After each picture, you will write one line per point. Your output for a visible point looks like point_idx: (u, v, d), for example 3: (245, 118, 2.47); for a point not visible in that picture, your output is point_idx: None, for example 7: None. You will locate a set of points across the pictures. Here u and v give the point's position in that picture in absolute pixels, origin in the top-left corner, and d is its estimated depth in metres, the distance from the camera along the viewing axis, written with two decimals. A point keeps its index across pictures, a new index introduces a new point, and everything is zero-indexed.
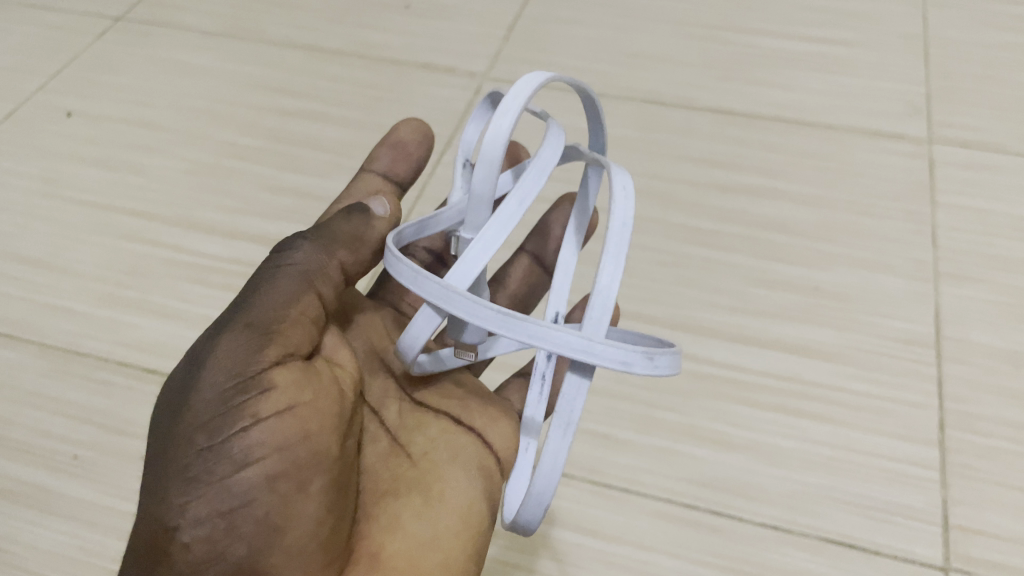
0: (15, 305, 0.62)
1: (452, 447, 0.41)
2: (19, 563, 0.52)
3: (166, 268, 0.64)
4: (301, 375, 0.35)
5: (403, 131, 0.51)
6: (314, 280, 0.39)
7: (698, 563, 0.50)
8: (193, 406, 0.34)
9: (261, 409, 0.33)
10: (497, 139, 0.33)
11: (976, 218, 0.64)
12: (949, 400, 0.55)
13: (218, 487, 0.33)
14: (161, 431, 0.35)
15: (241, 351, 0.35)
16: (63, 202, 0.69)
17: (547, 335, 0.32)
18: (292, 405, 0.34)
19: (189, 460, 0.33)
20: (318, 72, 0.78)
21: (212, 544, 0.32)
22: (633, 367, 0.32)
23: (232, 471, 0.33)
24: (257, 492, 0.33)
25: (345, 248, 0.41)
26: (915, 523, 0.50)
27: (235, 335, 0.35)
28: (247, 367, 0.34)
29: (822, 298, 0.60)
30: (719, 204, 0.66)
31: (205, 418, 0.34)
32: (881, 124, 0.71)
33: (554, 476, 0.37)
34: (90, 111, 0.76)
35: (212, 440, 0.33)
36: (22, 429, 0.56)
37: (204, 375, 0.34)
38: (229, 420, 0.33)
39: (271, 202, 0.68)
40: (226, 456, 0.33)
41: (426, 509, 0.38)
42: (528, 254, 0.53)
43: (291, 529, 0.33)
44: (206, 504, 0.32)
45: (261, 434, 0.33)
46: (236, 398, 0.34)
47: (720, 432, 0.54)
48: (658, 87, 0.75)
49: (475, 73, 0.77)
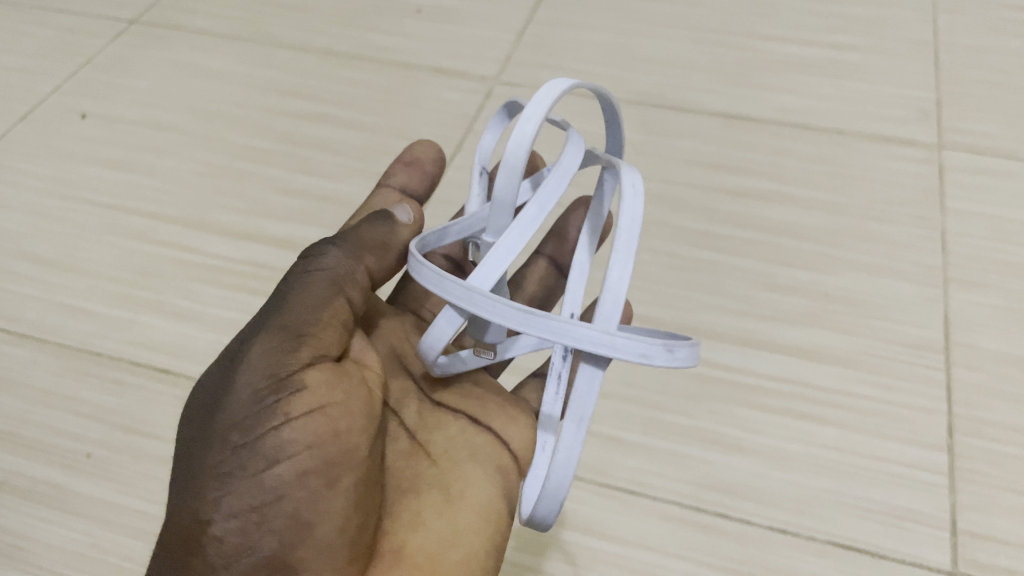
0: (28, 304, 0.63)
1: (471, 445, 0.41)
2: (32, 561, 0.53)
3: (179, 269, 0.64)
4: (332, 376, 0.36)
5: (419, 150, 0.53)
6: (343, 285, 0.39)
7: (706, 566, 0.50)
8: (228, 405, 0.35)
9: (292, 409, 0.34)
10: (519, 145, 0.34)
11: (985, 224, 0.64)
12: (958, 405, 0.55)
13: (251, 482, 0.33)
14: (195, 428, 0.35)
15: (274, 352, 0.35)
16: (76, 203, 0.70)
17: (564, 329, 0.32)
18: (323, 406, 0.35)
19: (223, 456, 0.34)
20: (329, 75, 0.79)
21: (244, 537, 0.33)
22: (653, 359, 0.33)
23: (265, 467, 0.33)
24: (288, 488, 0.33)
25: (373, 253, 0.41)
26: (923, 528, 0.50)
27: (269, 338, 0.36)
28: (280, 368, 0.35)
29: (831, 303, 0.60)
30: (729, 209, 0.66)
31: (239, 417, 0.34)
32: (890, 130, 0.71)
33: (568, 471, 0.37)
34: (104, 112, 0.77)
35: (246, 437, 0.34)
36: (35, 427, 0.57)
37: (240, 376, 0.35)
38: (262, 419, 0.34)
39: (283, 204, 0.68)
40: (258, 453, 0.34)
41: (447, 507, 0.38)
42: (545, 258, 0.53)
43: (319, 525, 0.34)
44: (239, 499, 0.33)
45: (293, 433, 0.34)
46: (268, 398, 0.34)
47: (728, 435, 0.54)
48: (668, 92, 0.75)
49: (485, 76, 0.78)
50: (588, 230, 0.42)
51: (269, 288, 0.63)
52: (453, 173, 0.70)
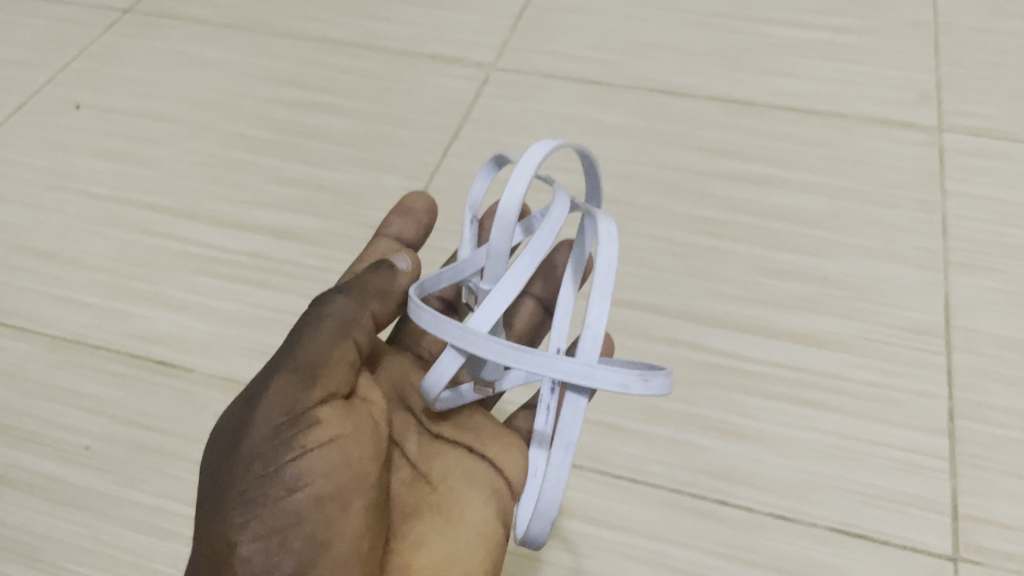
0: (25, 296, 0.63)
1: (469, 471, 0.42)
2: (29, 553, 0.52)
3: (176, 260, 0.64)
4: (343, 413, 0.38)
5: (414, 201, 0.53)
6: (352, 327, 0.41)
7: (707, 552, 0.50)
8: (249, 437, 0.36)
9: (309, 441, 0.36)
10: (510, 204, 0.36)
11: (986, 207, 0.64)
12: (959, 389, 0.55)
13: (273, 508, 0.35)
14: (215, 460, 0.37)
15: (289, 388, 0.37)
16: (72, 195, 0.69)
17: (549, 362, 0.34)
18: (336, 438, 0.37)
19: (245, 486, 0.35)
20: (325, 63, 0.78)
21: (267, 560, 0.34)
22: (630, 389, 0.34)
23: (285, 494, 0.35)
24: (307, 512, 0.35)
25: (377, 299, 0.43)
26: (923, 513, 0.50)
27: (285, 376, 0.38)
28: (297, 405, 0.37)
29: (831, 288, 0.60)
30: (727, 194, 0.66)
31: (259, 449, 0.36)
32: (889, 112, 0.71)
33: (557, 495, 0.39)
34: (100, 103, 0.77)
35: (265, 467, 0.35)
36: (33, 419, 0.57)
37: (258, 412, 0.37)
38: (281, 450, 0.36)
39: (280, 193, 0.68)
40: (278, 481, 0.35)
41: (448, 528, 0.39)
42: (535, 297, 0.52)
43: (336, 546, 0.35)
44: (261, 525, 0.35)
45: (310, 462, 0.36)
46: (286, 431, 0.36)
47: (729, 422, 0.54)
48: (666, 77, 0.75)
49: (481, 63, 0.77)
50: (572, 270, 0.42)
51: (267, 279, 0.63)
52: (451, 162, 0.70)
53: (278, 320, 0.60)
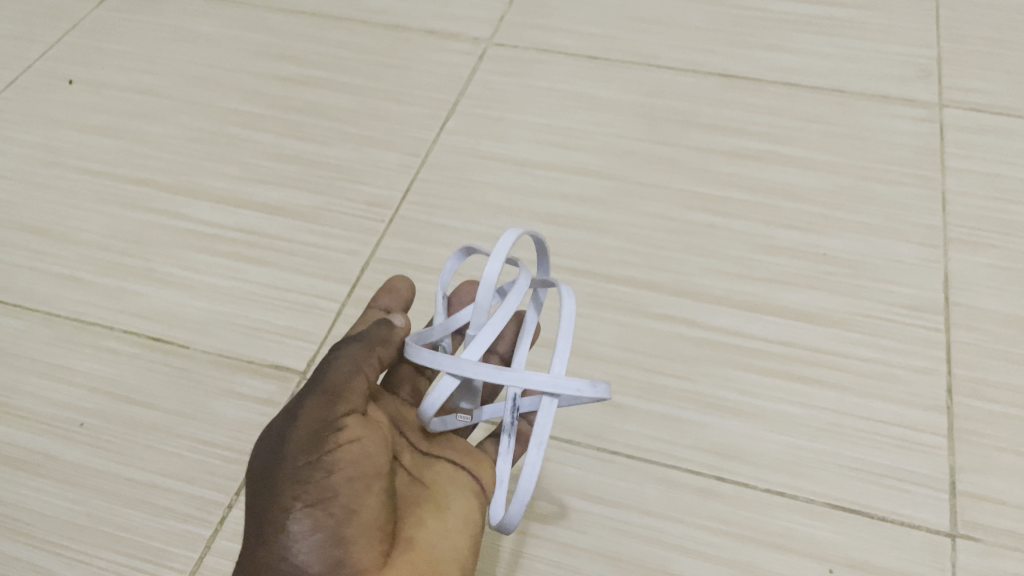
0: (19, 274, 0.62)
1: (453, 477, 0.43)
2: (19, 527, 0.51)
3: (171, 237, 0.64)
4: (366, 423, 0.39)
5: (398, 280, 0.52)
6: (368, 362, 0.42)
7: (703, 528, 0.49)
8: (292, 437, 0.37)
9: (342, 438, 0.37)
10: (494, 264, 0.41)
11: (986, 183, 0.63)
12: (957, 366, 0.54)
13: (315, 487, 0.36)
14: (260, 459, 0.38)
15: (321, 403, 0.38)
16: (66, 171, 0.69)
17: (520, 377, 0.38)
18: (362, 439, 0.38)
19: (289, 472, 0.36)
20: (321, 39, 0.78)
21: (316, 528, 0.35)
22: (583, 393, 0.39)
23: (324, 477, 0.36)
24: (344, 491, 0.36)
25: (383, 345, 0.43)
26: (921, 489, 0.50)
27: (319, 394, 0.39)
28: (331, 413, 0.38)
29: (830, 264, 0.60)
30: (725, 170, 0.66)
31: (302, 444, 0.37)
32: (889, 87, 0.70)
33: (527, 492, 0.40)
34: (92, 78, 0.76)
35: (306, 453, 0.37)
36: (25, 395, 0.56)
37: (297, 417, 0.38)
38: (321, 444, 0.37)
39: (276, 170, 0.68)
40: (319, 468, 0.36)
41: (441, 517, 0.40)
42: (498, 357, 0.50)
43: (366, 518, 0.36)
44: (306, 499, 0.36)
45: (347, 453, 0.37)
46: (324, 430, 0.37)
47: (725, 398, 0.54)
48: (664, 52, 0.75)
49: (478, 38, 0.77)
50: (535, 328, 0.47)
51: (263, 257, 0.62)
52: (447, 139, 0.69)
53: (273, 298, 0.60)
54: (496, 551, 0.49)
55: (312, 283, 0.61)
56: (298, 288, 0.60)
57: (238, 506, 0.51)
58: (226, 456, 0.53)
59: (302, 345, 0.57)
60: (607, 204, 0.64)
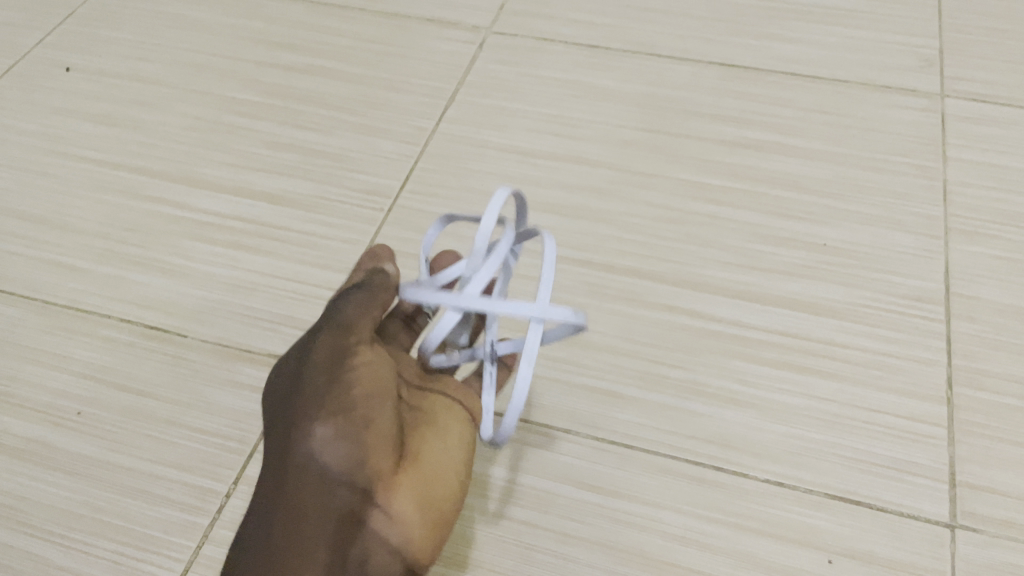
0: (16, 262, 0.62)
1: (457, 397, 0.46)
2: (15, 516, 0.51)
3: (169, 225, 0.63)
4: (374, 352, 0.44)
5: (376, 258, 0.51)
6: (377, 296, 0.47)
7: (702, 518, 0.49)
8: (314, 365, 0.43)
9: (353, 363, 0.43)
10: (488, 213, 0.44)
11: (988, 173, 0.63)
12: (958, 357, 0.54)
13: (334, 402, 0.41)
14: (288, 391, 0.43)
15: (335, 339, 0.44)
16: (63, 158, 0.68)
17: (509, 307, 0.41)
18: (369, 365, 0.43)
19: (313, 394, 0.42)
20: (319, 27, 0.77)
21: (333, 437, 0.40)
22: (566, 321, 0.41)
23: (340, 394, 0.41)
24: (355, 405, 0.41)
25: (386, 285, 0.48)
26: (921, 480, 0.49)
27: (335, 331, 0.45)
28: (343, 348, 0.44)
29: (830, 255, 0.60)
30: (726, 160, 0.65)
31: (321, 371, 0.43)
32: (890, 77, 0.70)
33: (516, 414, 0.43)
34: (90, 65, 0.75)
35: (324, 387, 0.42)
36: (22, 383, 0.56)
37: (317, 354, 0.44)
38: (336, 368, 0.42)
39: (274, 158, 0.67)
40: (335, 387, 0.42)
41: (442, 432, 0.44)
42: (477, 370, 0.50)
43: (376, 428, 0.41)
44: (326, 413, 0.41)
45: (356, 376, 0.42)
46: (338, 359, 0.43)
47: (725, 388, 0.54)
48: (664, 41, 0.74)
49: (478, 27, 0.77)
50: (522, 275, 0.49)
51: (261, 245, 0.62)
52: (446, 128, 0.69)
53: (272, 286, 0.60)
54: (494, 540, 0.49)
55: (311, 272, 0.60)
56: (296, 277, 0.60)
57: (236, 495, 0.51)
58: (223, 445, 0.53)
59: (301, 334, 0.57)
60: (607, 193, 0.64)
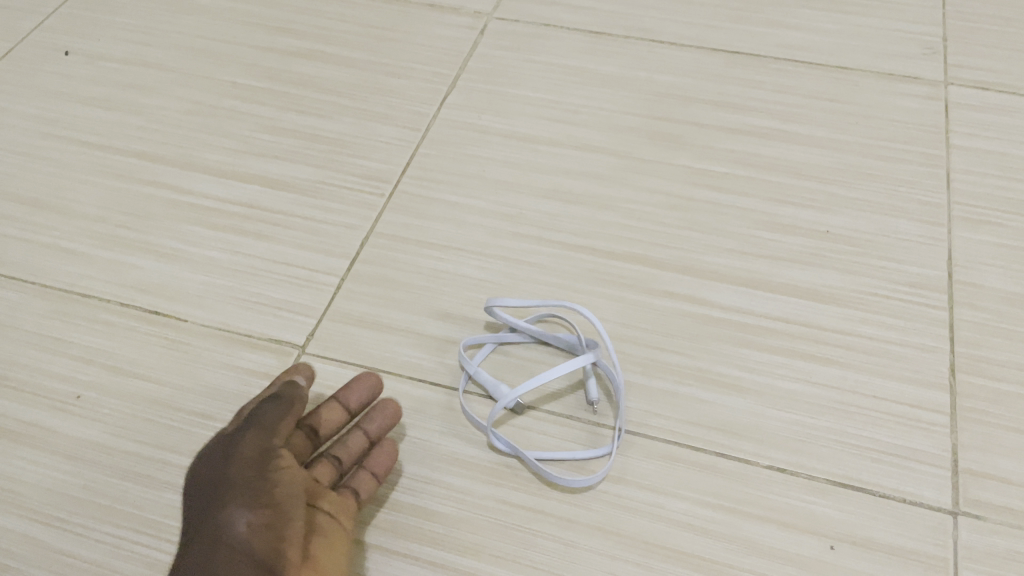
0: (16, 247, 0.62)
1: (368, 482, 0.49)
2: (13, 499, 0.50)
3: (169, 210, 0.63)
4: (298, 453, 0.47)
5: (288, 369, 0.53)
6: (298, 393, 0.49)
7: (704, 504, 0.49)
8: (237, 465, 0.45)
9: (280, 466, 0.45)
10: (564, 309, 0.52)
11: (991, 161, 0.63)
12: (961, 344, 0.54)
13: (255, 503, 0.44)
14: (210, 489, 0.45)
15: (259, 436, 0.46)
16: (62, 142, 0.68)
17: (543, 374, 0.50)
18: (290, 465, 0.46)
19: (236, 493, 0.44)
20: (321, 13, 0.77)
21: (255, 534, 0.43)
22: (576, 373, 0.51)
23: (262, 496, 0.44)
24: (274, 507, 0.44)
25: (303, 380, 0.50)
26: (923, 467, 0.49)
27: (258, 425, 0.47)
28: (268, 445, 0.46)
29: (833, 242, 0.59)
30: (728, 147, 0.65)
31: (247, 472, 0.45)
32: (894, 64, 0.70)
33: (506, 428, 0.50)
34: (89, 49, 0.75)
35: (250, 480, 0.45)
36: (21, 367, 0.56)
37: (239, 451, 0.46)
38: (262, 473, 0.45)
39: (274, 143, 0.67)
40: (258, 490, 0.44)
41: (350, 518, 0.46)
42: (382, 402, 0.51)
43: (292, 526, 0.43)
44: (250, 514, 0.43)
45: (283, 477, 0.45)
46: (264, 461, 0.45)
47: (727, 374, 0.53)
48: (667, 28, 0.74)
49: (480, 13, 0.76)
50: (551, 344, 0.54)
51: (261, 230, 0.62)
52: (447, 113, 0.68)
53: (272, 272, 0.59)
54: (496, 524, 0.48)
55: (312, 258, 0.60)
56: (296, 262, 0.60)
57: None
58: None
59: (302, 320, 0.57)
60: (609, 180, 0.64)
